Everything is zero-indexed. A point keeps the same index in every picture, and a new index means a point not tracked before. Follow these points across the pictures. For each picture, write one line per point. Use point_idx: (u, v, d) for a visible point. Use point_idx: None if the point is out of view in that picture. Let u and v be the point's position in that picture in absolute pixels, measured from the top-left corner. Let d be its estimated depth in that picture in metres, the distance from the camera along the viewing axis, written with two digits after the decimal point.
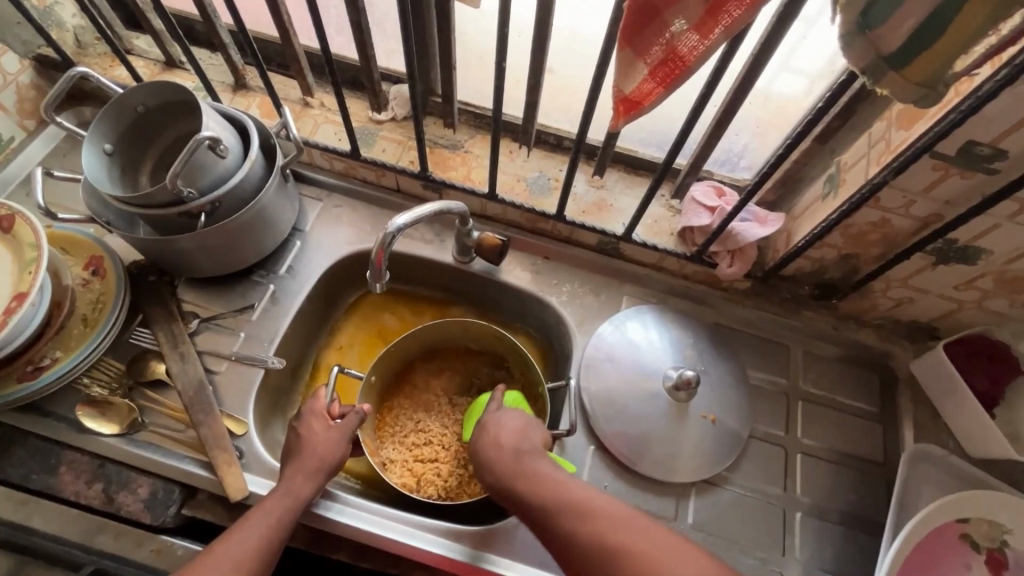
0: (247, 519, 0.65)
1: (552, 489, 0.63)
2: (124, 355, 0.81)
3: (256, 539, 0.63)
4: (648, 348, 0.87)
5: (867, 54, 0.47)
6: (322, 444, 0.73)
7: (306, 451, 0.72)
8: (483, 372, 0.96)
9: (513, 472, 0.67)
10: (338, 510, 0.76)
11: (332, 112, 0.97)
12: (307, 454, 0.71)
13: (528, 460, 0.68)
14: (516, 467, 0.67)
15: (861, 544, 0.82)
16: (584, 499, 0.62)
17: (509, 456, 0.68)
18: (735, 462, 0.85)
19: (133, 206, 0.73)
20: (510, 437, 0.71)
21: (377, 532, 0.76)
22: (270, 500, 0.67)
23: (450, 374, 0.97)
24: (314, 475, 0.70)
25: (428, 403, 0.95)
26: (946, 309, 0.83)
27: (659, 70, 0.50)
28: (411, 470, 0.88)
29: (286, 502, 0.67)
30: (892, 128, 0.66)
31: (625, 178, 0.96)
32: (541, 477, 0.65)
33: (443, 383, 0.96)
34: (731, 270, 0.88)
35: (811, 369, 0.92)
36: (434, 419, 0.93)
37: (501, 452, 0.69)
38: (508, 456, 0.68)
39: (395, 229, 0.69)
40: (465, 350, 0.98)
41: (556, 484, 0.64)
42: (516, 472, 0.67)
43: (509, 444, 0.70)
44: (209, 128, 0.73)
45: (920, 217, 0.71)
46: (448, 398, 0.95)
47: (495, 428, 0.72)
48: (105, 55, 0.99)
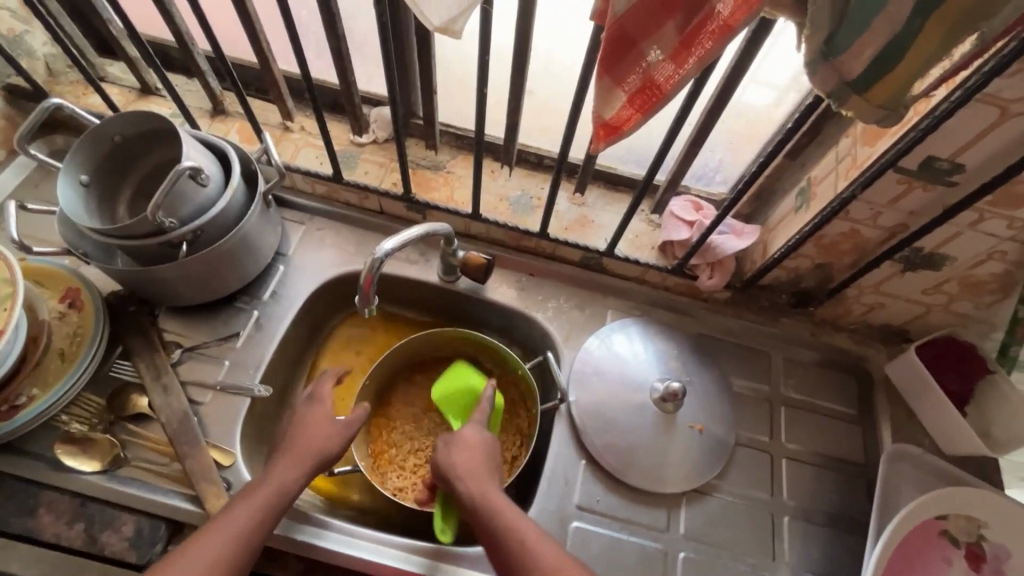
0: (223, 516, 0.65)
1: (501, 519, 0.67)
2: (104, 389, 0.80)
3: (238, 527, 0.64)
4: (633, 360, 0.89)
5: (830, 79, 0.50)
6: (313, 436, 0.74)
7: (300, 446, 0.72)
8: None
9: (471, 490, 0.71)
10: (328, 539, 0.75)
11: (312, 136, 0.97)
12: (302, 448, 0.72)
13: (491, 488, 0.71)
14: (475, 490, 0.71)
15: (847, 544, 0.84)
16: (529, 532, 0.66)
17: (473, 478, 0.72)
18: (723, 470, 0.87)
19: (111, 238, 0.72)
20: (478, 461, 0.74)
21: (368, 558, 0.75)
22: (258, 492, 0.67)
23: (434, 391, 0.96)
24: (306, 464, 0.71)
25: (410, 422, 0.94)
26: (915, 313, 0.87)
27: (637, 97, 0.52)
28: (424, 490, 0.89)
29: (277, 495, 0.67)
30: (858, 145, 0.69)
31: (606, 195, 0.98)
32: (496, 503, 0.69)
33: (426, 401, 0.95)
34: (712, 281, 0.90)
35: (791, 374, 0.94)
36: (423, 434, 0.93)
37: (467, 473, 0.72)
38: (475, 480, 0.72)
39: (383, 254, 0.69)
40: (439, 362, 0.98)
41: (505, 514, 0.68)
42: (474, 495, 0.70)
43: (476, 467, 0.73)
44: (189, 157, 0.73)
45: (887, 227, 0.74)
46: (428, 411, 0.95)
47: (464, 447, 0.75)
48: (78, 83, 0.97)
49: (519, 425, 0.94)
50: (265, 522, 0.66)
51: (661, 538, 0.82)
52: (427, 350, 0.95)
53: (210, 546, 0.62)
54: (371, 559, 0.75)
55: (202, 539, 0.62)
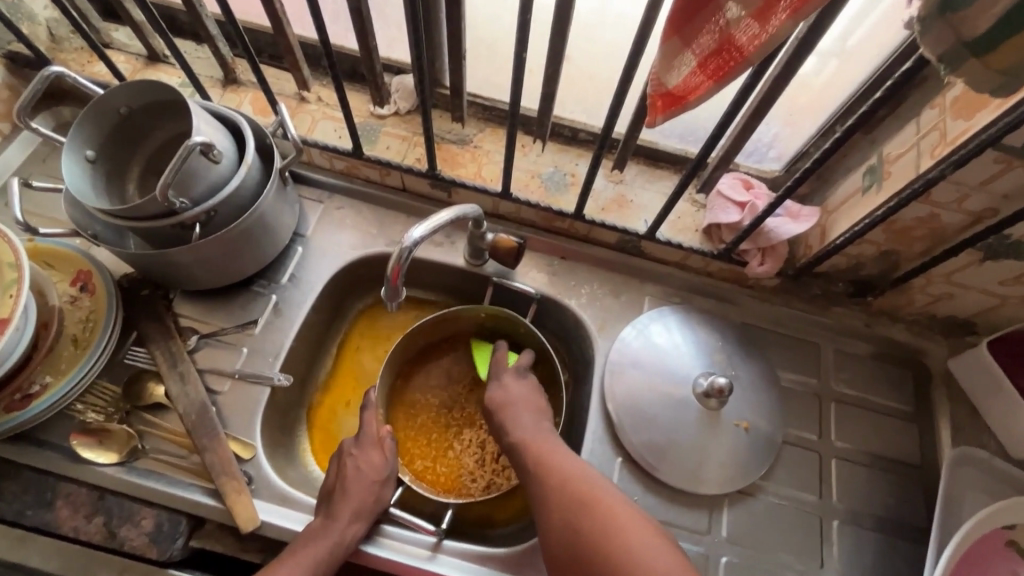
0: (292, 553, 0.65)
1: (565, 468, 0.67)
2: (120, 376, 0.76)
3: None
4: (673, 352, 0.83)
5: (946, 38, 0.42)
6: (358, 485, 0.70)
7: (354, 494, 0.69)
8: (445, 370, 0.91)
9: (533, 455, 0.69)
10: (375, 542, 0.72)
11: (330, 107, 0.90)
12: (355, 497, 0.69)
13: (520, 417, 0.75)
14: (535, 446, 0.70)
15: (900, 551, 0.78)
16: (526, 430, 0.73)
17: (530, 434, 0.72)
18: (769, 470, 0.81)
19: (120, 219, 0.66)
20: (520, 408, 0.76)
21: (403, 559, 0.72)
22: (314, 542, 0.66)
23: (438, 381, 0.90)
24: (366, 518, 0.69)
25: (421, 425, 0.88)
26: (988, 305, 0.79)
27: (710, 62, 0.45)
28: (494, 467, 0.85)
29: (333, 546, 0.66)
30: (948, 117, 0.60)
31: (646, 171, 0.90)
32: (553, 459, 0.68)
33: (427, 409, 0.89)
34: (762, 268, 0.83)
35: (843, 368, 0.88)
36: (445, 432, 0.88)
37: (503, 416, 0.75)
38: (525, 429, 0.73)
39: (412, 242, 0.63)
40: (419, 353, 0.91)
41: (569, 463, 0.67)
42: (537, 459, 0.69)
43: (525, 418, 0.74)
44: (200, 131, 0.67)
45: (973, 212, 0.65)
46: (437, 406, 0.89)
47: (512, 399, 0.77)
48: (82, 51, 0.91)
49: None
50: (326, 568, 0.65)
51: (703, 541, 0.77)
52: (409, 350, 0.89)
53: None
54: (404, 561, 0.72)
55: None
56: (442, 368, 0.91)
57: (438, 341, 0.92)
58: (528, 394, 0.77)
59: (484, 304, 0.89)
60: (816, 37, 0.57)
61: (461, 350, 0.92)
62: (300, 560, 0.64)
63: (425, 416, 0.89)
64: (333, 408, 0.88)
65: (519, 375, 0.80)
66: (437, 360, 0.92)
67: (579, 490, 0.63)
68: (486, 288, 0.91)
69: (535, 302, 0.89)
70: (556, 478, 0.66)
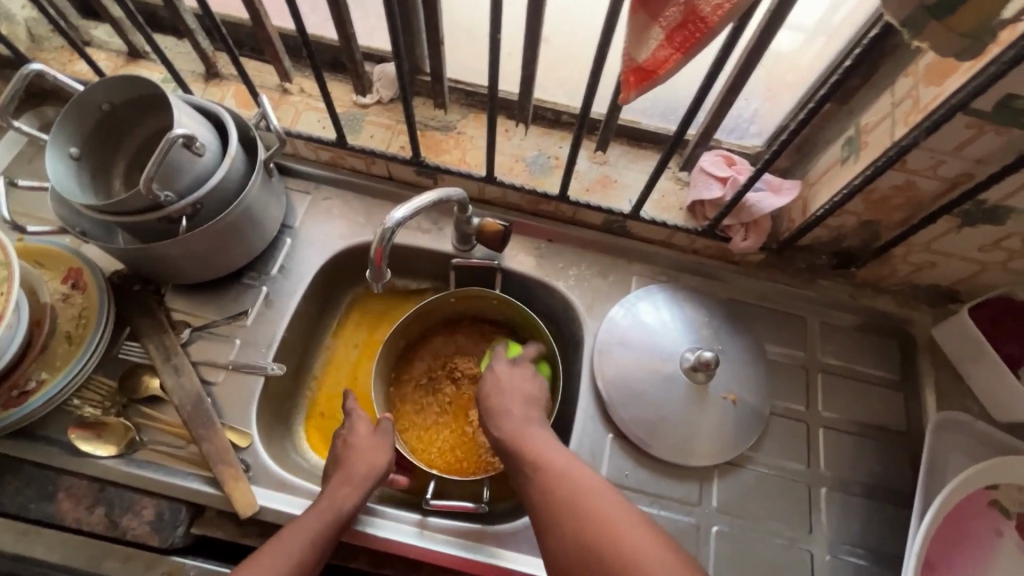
0: (279, 535, 0.63)
1: (544, 450, 0.68)
2: (115, 371, 0.77)
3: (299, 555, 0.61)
4: (661, 329, 0.84)
5: (908, 4, 0.43)
6: (360, 458, 0.71)
7: (348, 466, 0.70)
8: (430, 367, 0.92)
9: (545, 472, 0.65)
10: (368, 521, 0.73)
11: (312, 98, 0.91)
12: (348, 470, 0.70)
13: (512, 406, 0.74)
14: (541, 453, 0.67)
15: (887, 514, 0.80)
16: (514, 403, 0.75)
17: (534, 438, 0.69)
18: (758, 441, 0.83)
19: (107, 215, 0.67)
20: (513, 399, 0.75)
21: (398, 540, 0.73)
22: (306, 517, 0.65)
23: (428, 371, 0.91)
24: (361, 487, 0.69)
25: (417, 415, 0.88)
26: (969, 272, 0.80)
27: (677, 34, 0.45)
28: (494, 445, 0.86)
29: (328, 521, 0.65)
30: (920, 85, 0.61)
31: (629, 151, 0.91)
32: (543, 453, 0.67)
33: (421, 400, 0.90)
34: (746, 243, 0.84)
35: (829, 339, 0.89)
36: (442, 418, 0.88)
37: (499, 407, 0.74)
38: (511, 418, 0.73)
39: (394, 223, 0.64)
40: (406, 346, 0.91)
41: (563, 458, 0.66)
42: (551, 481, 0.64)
43: (512, 407, 0.74)
44: (182, 124, 0.68)
45: (948, 177, 0.66)
46: (430, 395, 0.90)
47: (498, 386, 0.77)
48: (62, 49, 0.91)
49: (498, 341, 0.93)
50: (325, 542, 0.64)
51: (694, 512, 0.79)
52: (390, 356, 0.88)
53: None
54: (397, 539, 0.73)
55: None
56: (426, 367, 0.91)
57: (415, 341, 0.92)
58: (521, 382, 0.77)
59: (451, 289, 0.90)
60: (789, 7, 0.57)
61: (444, 335, 0.93)
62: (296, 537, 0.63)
63: (420, 407, 0.89)
64: (326, 403, 0.89)
65: (513, 364, 0.80)
66: (423, 351, 0.92)
67: (553, 466, 0.65)
68: (450, 273, 0.92)
69: (499, 271, 0.90)
70: (535, 455, 0.67)
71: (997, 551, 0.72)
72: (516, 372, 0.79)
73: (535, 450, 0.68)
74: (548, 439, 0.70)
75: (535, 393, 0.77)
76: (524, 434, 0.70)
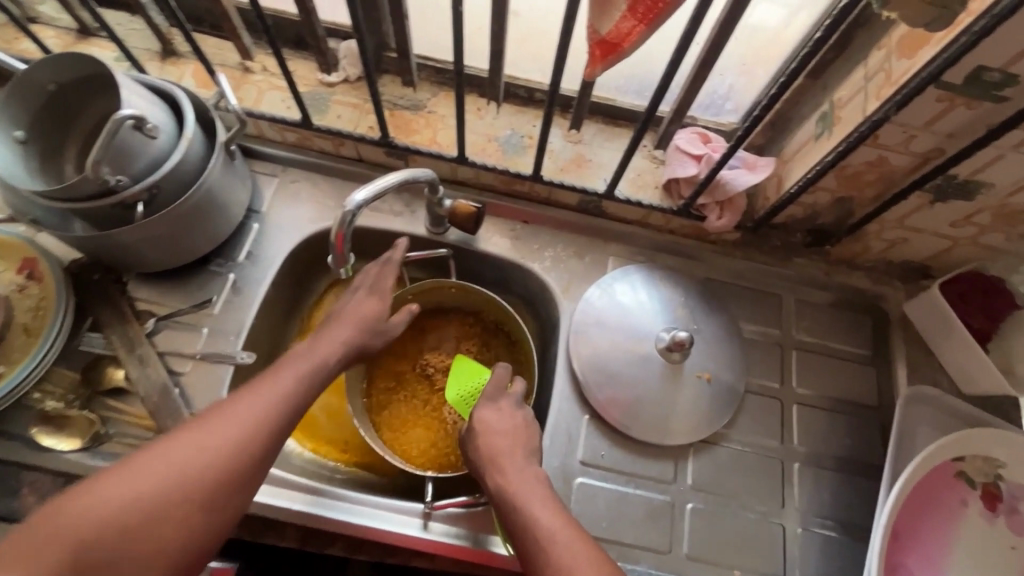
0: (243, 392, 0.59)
1: (544, 516, 0.60)
2: (77, 363, 0.75)
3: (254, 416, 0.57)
4: (637, 309, 0.84)
5: None
6: (353, 315, 0.70)
7: (337, 326, 0.68)
8: (403, 363, 0.90)
9: (543, 546, 0.58)
10: (348, 511, 0.72)
11: (276, 76, 0.87)
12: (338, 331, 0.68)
13: (511, 454, 0.67)
14: (540, 519, 0.60)
15: (858, 487, 0.82)
16: (512, 456, 0.67)
17: (534, 500, 0.62)
18: (733, 418, 0.84)
19: (59, 202, 0.65)
20: (508, 445, 0.68)
21: (381, 527, 0.72)
22: (288, 366, 0.62)
23: (401, 367, 0.90)
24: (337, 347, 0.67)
25: (396, 414, 0.87)
26: (941, 247, 0.80)
27: (639, 5, 0.44)
28: None
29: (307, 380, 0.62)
30: (892, 58, 0.60)
31: (604, 129, 0.89)
32: (541, 520, 0.60)
33: (398, 398, 0.88)
34: (721, 222, 0.83)
35: (803, 317, 0.90)
36: (421, 414, 0.87)
37: (493, 457, 0.67)
38: (507, 471, 0.65)
39: (355, 206, 0.62)
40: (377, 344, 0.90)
41: (563, 527, 0.59)
42: (550, 555, 0.57)
43: (509, 456, 0.67)
44: (132, 105, 0.65)
45: (919, 152, 0.66)
46: (406, 393, 0.88)
47: (493, 427, 0.70)
48: (7, 27, 0.86)
49: (469, 331, 0.92)
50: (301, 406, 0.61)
51: (669, 490, 0.80)
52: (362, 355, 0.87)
53: (208, 437, 0.54)
54: (373, 526, 0.72)
55: (208, 423, 0.55)
56: (396, 369, 0.89)
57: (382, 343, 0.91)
58: (521, 428, 0.71)
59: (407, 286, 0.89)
60: None
61: (417, 330, 0.91)
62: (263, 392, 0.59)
63: (398, 404, 0.88)
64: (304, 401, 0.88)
65: (517, 403, 0.73)
66: (395, 347, 0.90)
67: (553, 539, 0.58)
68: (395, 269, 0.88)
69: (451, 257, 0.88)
70: (535, 523, 0.60)
71: (961, 520, 0.74)
72: (512, 411, 0.72)
73: (534, 516, 0.60)
74: (547, 501, 0.62)
75: (531, 438, 0.70)
76: (520, 495, 0.63)
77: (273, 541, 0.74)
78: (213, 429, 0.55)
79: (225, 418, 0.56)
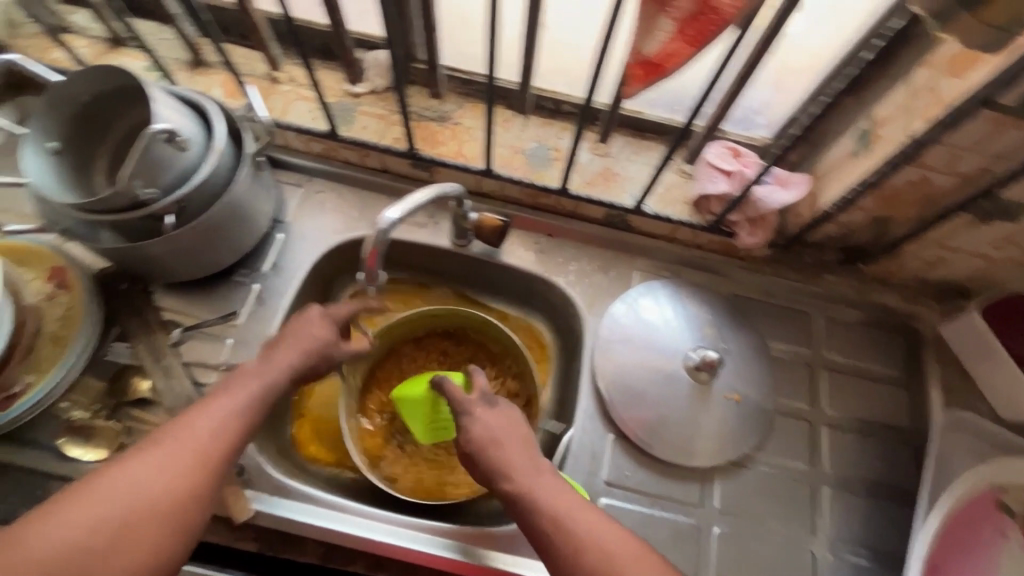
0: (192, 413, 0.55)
1: (575, 521, 0.55)
2: (103, 372, 0.75)
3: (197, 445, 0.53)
4: (663, 327, 0.82)
5: None
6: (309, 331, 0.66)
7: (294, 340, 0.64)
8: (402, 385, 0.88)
9: (583, 554, 0.53)
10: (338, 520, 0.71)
11: (303, 87, 0.87)
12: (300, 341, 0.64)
13: (512, 452, 0.61)
14: (571, 524, 0.55)
15: (890, 514, 0.79)
16: (517, 455, 0.61)
17: (558, 502, 0.57)
18: (761, 440, 0.82)
19: (90, 214, 0.65)
20: (511, 443, 0.62)
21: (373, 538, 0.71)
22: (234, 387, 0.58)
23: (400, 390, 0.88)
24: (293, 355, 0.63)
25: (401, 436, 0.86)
26: (980, 268, 0.78)
27: (689, 28, 0.43)
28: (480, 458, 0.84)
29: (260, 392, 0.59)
30: (940, 76, 0.58)
31: (632, 142, 0.88)
32: (572, 524, 0.55)
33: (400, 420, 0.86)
34: (752, 239, 0.82)
35: (834, 336, 0.87)
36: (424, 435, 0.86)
37: (496, 459, 0.61)
38: (516, 473, 0.60)
39: (389, 224, 0.61)
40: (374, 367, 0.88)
41: (601, 529, 0.55)
42: (591, 563, 0.52)
43: (512, 456, 0.61)
44: (164, 118, 0.65)
45: (965, 173, 0.63)
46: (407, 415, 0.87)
47: (488, 427, 0.64)
48: (40, 36, 0.87)
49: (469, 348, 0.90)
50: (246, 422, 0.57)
51: (695, 513, 0.78)
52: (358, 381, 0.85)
53: (151, 466, 0.51)
54: (392, 542, 0.70)
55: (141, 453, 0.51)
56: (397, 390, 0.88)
57: (380, 365, 0.89)
58: (509, 424, 0.65)
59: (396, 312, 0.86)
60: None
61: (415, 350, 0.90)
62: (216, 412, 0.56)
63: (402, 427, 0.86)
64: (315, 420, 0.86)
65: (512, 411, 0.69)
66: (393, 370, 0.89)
67: (593, 547, 0.53)
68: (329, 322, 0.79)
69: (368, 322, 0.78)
70: (565, 530, 0.55)
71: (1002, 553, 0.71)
72: (503, 410, 0.66)
73: (563, 522, 0.55)
74: (573, 501, 0.57)
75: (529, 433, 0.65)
76: (542, 501, 0.57)
77: (293, 557, 0.73)
78: (172, 444, 0.52)
79: (171, 444, 0.52)
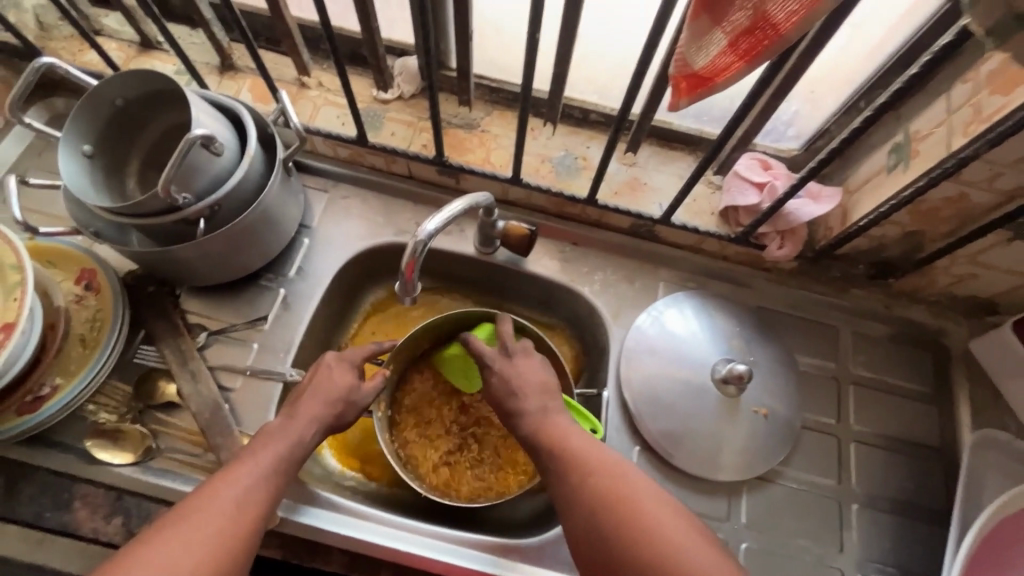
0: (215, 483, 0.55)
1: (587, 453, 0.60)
2: (130, 375, 0.75)
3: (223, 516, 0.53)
4: (690, 339, 0.81)
5: (995, 11, 0.41)
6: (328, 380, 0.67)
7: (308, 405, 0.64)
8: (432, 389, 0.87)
9: (591, 481, 0.58)
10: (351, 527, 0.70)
11: (332, 92, 0.87)
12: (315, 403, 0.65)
13: (528, 393, 0.68)
14: (582, 456, 0.60)
15: (919, 533, 0.78)
16: (534, 395, 0.68)
17: (570, 435, 0.62)
18: (788, 455, 0.81)
19: (123, 216, 0.65)
20: (531, 387, 0.68)
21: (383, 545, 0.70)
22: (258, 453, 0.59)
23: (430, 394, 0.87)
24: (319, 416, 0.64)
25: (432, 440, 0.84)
26: (1014, 285, 0.77)
27: (741, 41, 0.43)
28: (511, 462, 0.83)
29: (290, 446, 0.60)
30: (982, 92, 0.58)
31: (660, 152, 0.87)
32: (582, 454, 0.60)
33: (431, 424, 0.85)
34: (782, 251, 0.81)
35: (861, 350, 0.87)
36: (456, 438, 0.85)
37: (516, 396, 0.68)
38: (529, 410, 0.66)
39: (427, 236, 0.62)
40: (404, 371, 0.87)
41: (607, 461, 0.60)
42: (599, 491, 0.57)
43: (529, 398, 0.68)
44: (202, 123, 0.65)
45: (1004, 190, 0.63)
46: (438, 418, 0.85)
47: (512, 373, 0.70)
48: (71, 38, 0.88)
49: None
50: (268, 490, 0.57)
51: (722, 528, 0.77)
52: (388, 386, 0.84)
53: (176, 539, 0.50)
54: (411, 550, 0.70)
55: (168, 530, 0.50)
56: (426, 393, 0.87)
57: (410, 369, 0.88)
58: (535, 371, 0.71)
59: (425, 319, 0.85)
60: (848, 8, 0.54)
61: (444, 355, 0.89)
62: (240, 477, 0.56)
63: (433, 431, 0.85)
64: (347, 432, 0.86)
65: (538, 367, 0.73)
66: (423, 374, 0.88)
67: (602, 479, 0.58)
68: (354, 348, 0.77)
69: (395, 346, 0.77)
70: (577, 461, 0.60)
71: None
72: (535, 359, 0.72)
73: (575, 454, 0.60)
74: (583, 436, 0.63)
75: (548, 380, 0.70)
76: (557, 435, 0.63)
77: (319, 566, 0.73)
78: (199, 514, 0.52)
79: (197, 513, 0.52)
